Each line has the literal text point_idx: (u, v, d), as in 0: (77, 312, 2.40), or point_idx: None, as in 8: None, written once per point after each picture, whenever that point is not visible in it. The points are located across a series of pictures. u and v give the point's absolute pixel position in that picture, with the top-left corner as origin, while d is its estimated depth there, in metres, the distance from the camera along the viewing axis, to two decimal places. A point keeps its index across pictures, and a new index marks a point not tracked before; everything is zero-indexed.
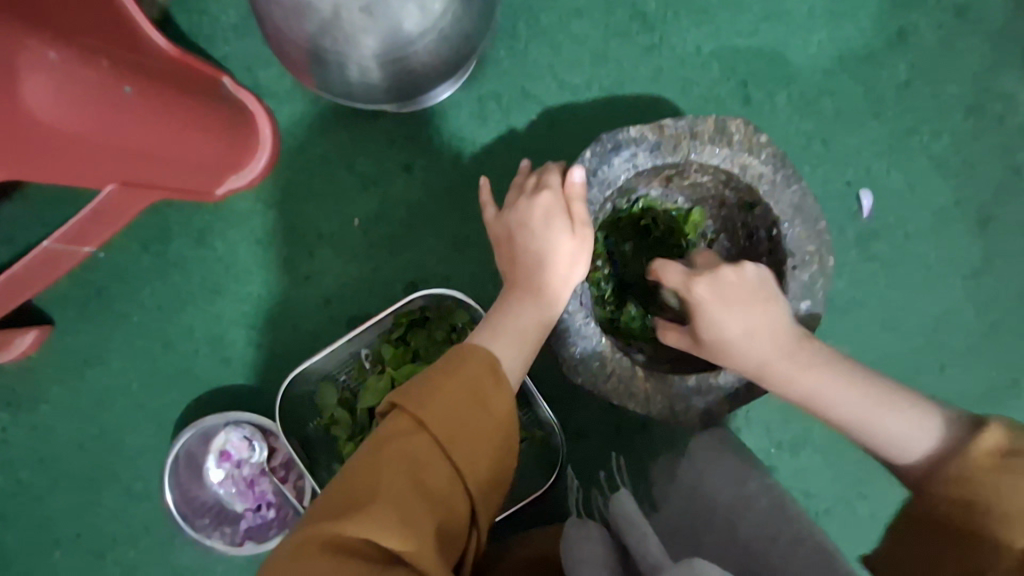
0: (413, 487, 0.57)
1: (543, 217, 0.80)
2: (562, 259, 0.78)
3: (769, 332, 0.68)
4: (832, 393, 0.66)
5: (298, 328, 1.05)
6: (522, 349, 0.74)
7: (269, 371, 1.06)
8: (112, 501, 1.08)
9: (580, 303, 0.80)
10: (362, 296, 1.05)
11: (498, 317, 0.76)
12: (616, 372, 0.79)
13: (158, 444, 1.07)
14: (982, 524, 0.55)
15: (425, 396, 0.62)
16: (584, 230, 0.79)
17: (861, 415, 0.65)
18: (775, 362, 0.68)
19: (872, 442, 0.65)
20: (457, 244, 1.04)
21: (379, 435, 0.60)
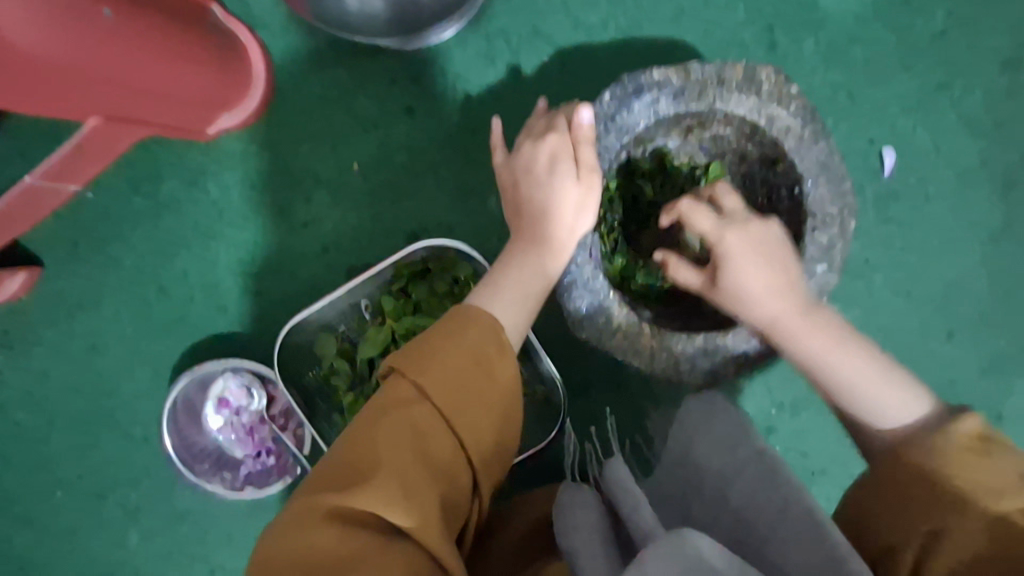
0: (415, 459, 0.55)
1: (549, 162, 0.75)
2: (566, 208, 0.74)
3: (766, 277, 0.66)
4: (836, 358, 0.64)
5: (296, 275, 1.02)
6: (525, 312, 0.71)
7: (266, 318, 1.03)
8: (111, 444, 1.08)
9: (588, 255, 0.77)
10: (360, 244, 1.01)
11: (498, 271, 0.73)
12: (622, 330, 0.76)
13: (155, 389, 1.06)
14: (945, 492, 0.52)
15: (426, 362, 0.60)
16: (591, 176, 0.75)
17: (854, 379, 0.62)
18: (786, 315, 0.66)
19: (855, 411, 0.62)
20: (461, 193, 1.00)
21: (381, 401, 0.58)
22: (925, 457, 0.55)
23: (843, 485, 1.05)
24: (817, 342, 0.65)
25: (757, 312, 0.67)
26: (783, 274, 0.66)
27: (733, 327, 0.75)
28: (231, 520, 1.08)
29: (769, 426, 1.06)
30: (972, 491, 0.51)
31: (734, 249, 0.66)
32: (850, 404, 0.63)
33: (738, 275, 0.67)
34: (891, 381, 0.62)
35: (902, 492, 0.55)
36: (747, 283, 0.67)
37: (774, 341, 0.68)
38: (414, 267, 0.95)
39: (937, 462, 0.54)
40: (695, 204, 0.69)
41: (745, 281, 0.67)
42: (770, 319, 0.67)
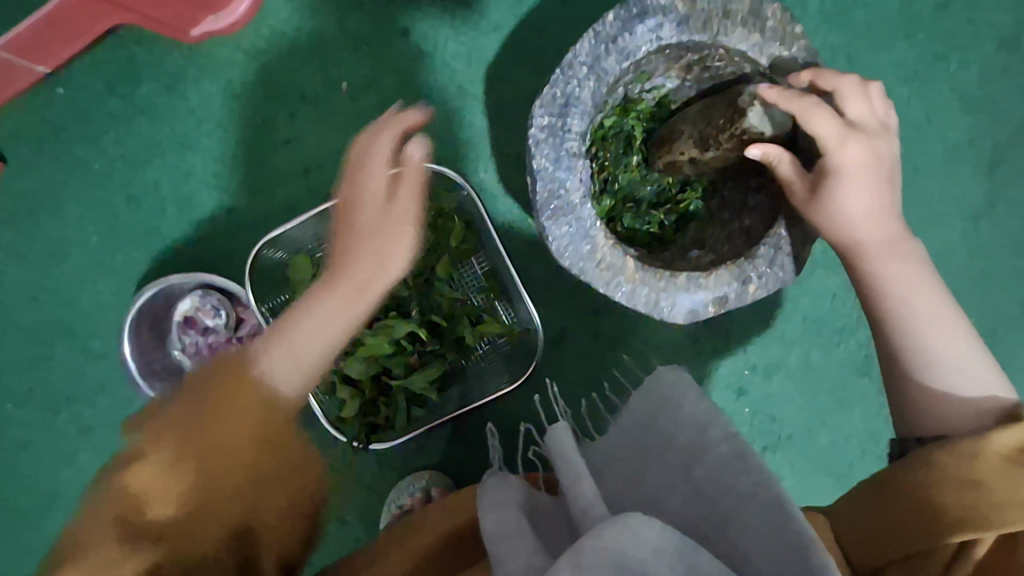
0: (141, 531, 0.48)
1: (376, 177, 0.64)
2: (381, 243, 0.62)
3: (863, 193, 0.70)
4: (922, 300, 0.68)
5: (274, 195, 0.99)
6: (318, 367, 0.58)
7: (239, 237, 1.00)
8: (66, 357, 1.04)
9: (579, 182, 0.74)
10: (343, 167, 0.98)
11: (300, 307, 0.59)
12: (605, 261, 0.75)
13: (117, 302, 1.02)
14: (971, 509, 0.50)
15: (193, 416, 0.50)
16: (409, 208, 0.64)
17: (928, 327, 0.66)
18: (886, 240, 0.71)
19: (916, 359, 0.66)
20: (451, 122, 0.97)
21: (122, 471, 0.49)
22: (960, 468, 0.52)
23: (807, 452, 1.06)
24: (906, 277, 0.69)
25: (863, 228, 0.71)
26: (881, 208, 0.71)
27: (717, 269, 0.77)
28: None
29: (742, 387, 1.06)
30: (1003, 508, 0.49)
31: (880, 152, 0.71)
32: (920, 351, 0.66)
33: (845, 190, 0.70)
34: (967, 343, 0.66)
35: (910, 503, 0.53)
36: (860, 196, 0.70)
37: (857, 263, 0.72)
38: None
39: (966, 473, 0.52)
40: (851, 85, 0.72)
41: (852, 193, 0.70)
42: (863, 243, 0.71)
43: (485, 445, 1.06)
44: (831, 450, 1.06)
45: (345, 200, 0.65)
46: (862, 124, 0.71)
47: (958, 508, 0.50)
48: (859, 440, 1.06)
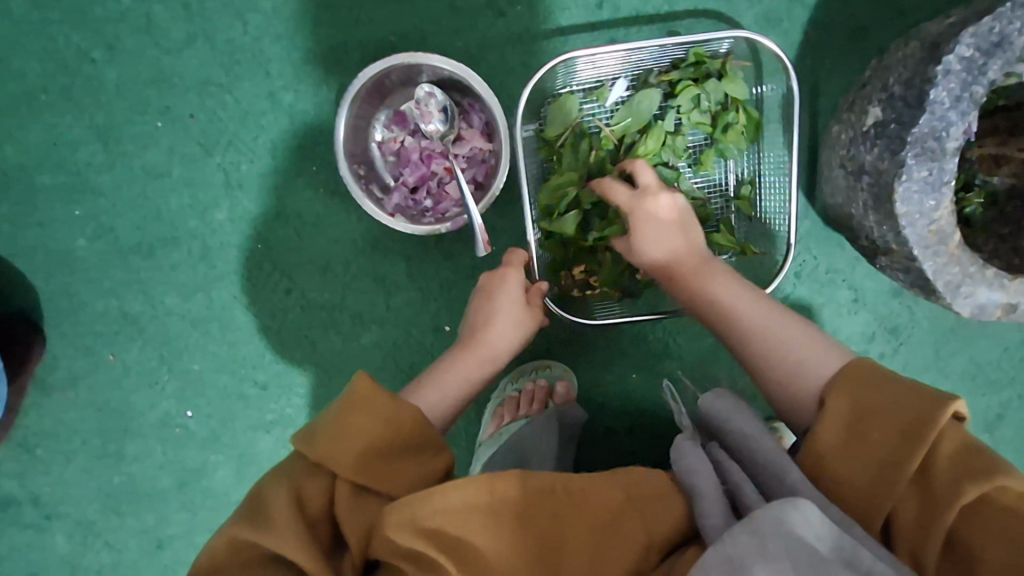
0: (349, 439, 0.59)
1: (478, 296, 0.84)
2: (480, 329, 0.81)
3: (663, 248, 0.76)
4: (753, 327, 0.69)
5: (552, 18, 0.88)
6: (453, 402, 0.76)
7: (496, 47, 0.89)
8: (246, 97, 0.90)
9: (963, 132, 0.67)
10: (636, 21, 0.89)
11: (434, 369, 0.79)
12: (939, 224, 0.70)
13: (330, 61, 0.89)
14: (877, 493, 0.53)
15: (335, 431, 0.60)
16: (502, 305, 0.82)
17: (764, 341, 0.67)
18: (720, 301, 0.72)
19: (771, 384, 0.66)
20: (764, 22, 0.89)
21: (338, 419, 0.60)
22: (832, 453, 0.56)
23: None
24: (731, 304, 0.71)
25: (722, 312, 0.71)
26: (760, 307, 0.70)
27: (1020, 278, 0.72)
28: (337, 247, 0.94)
29: None
30: (878, 476, 0.54)
31: (662, 207, 0.76)
32: (769, 386, 0.67)
33: (641, 232, 0.76)
34: (800, 334, 0.67)
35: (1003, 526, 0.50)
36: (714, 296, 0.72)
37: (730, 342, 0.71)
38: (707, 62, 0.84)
39: (858, 465, 0.55)
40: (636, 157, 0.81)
41: (713, 293, 0.72)
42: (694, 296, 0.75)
43: (627, 369, 1.03)
44: None
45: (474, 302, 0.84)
46: (683, 223, 0.77)
47: (958, 482, 0.50)
48: None
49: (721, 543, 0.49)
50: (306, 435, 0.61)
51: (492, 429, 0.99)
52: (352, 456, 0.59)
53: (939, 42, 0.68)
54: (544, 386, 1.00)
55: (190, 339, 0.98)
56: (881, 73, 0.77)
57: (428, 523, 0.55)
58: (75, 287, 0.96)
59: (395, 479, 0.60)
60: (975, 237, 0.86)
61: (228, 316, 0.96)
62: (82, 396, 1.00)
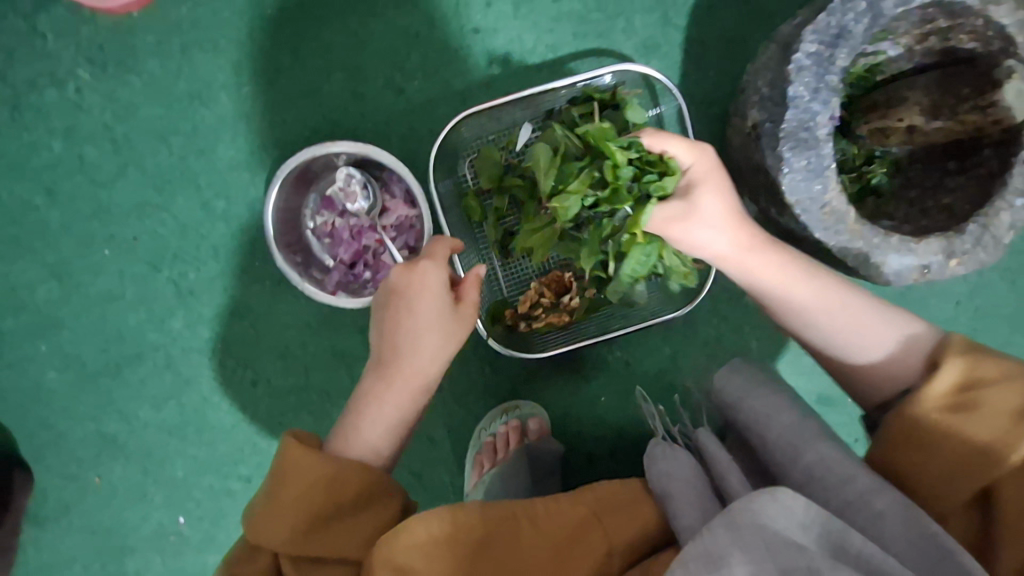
0: (293, 508, 0.61)
1: (383, 304, 0.75)
2: (395, 342, 0.73)
3: (733, 222, 0.72)
4: (822, 304, 0.70)
5: (449, 84, 0.95)
6: (390, 433, 0.71)
7: (405, 121, 0.96)
8: (183, 211, 0.96)
9: (828, 119, 0.72)
10: (525, 74, 0.96)
11: (357, 399, 0.72)
12: (832, 204, 0.74)
13: (254, 162, 0.95)
14: (970, 483, 0.57)
15: (277, 503, 0.61)
16: (414, 310, 0.73)
17: (840, 320, 0.69)
18: (784, 278, 0.71)
19: (842, 356, 0.70)
20: (644, 49, 0.96)
21: (278, 488, 0.62)
22: (933, 441, 0.58)
23: None
24: (812, 289, 0.71)
25: (782, 290, 0.71)
26: (814, 280, 0.71)
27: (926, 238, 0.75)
28: (292, 332, 0.98)
29: None
30: (977, 465, 0.57)
31: (716, 176, 0.72)
32: (837, 355, 0.71)
33: (701, 202, 0.72)
34: (866, 304, 0.70)
35: None
36: (775, 275, 0.71)
37: (787, 311, 0.73)
38: (598, 96, 0.88)
39: (956, 450, 0.57)
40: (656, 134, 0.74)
41: (760, 272, 0.71)
42: (770, 281, 0.71)
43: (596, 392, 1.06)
44: None
45: (381, 314, 0.75)
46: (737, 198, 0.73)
47: None
48: None
49: (698, 539, 0.49)
50: (249, 514, 0.63)
51: (475, 478, 1.00)
52: (291, 529, 0.60)
53: (788, 43, 0.74)
54: (517, 425, 1.01)
55: (169, 448, 1.01)
56: (752, 77, 0.82)
57: (393, 560, 0.56)
58: (52, 420, 1.00)
59: (350, 538, 0.61)
60: (886, 206, 0.92)
61: (201, 418, 1.00)
62: (75, 524, 1.02)
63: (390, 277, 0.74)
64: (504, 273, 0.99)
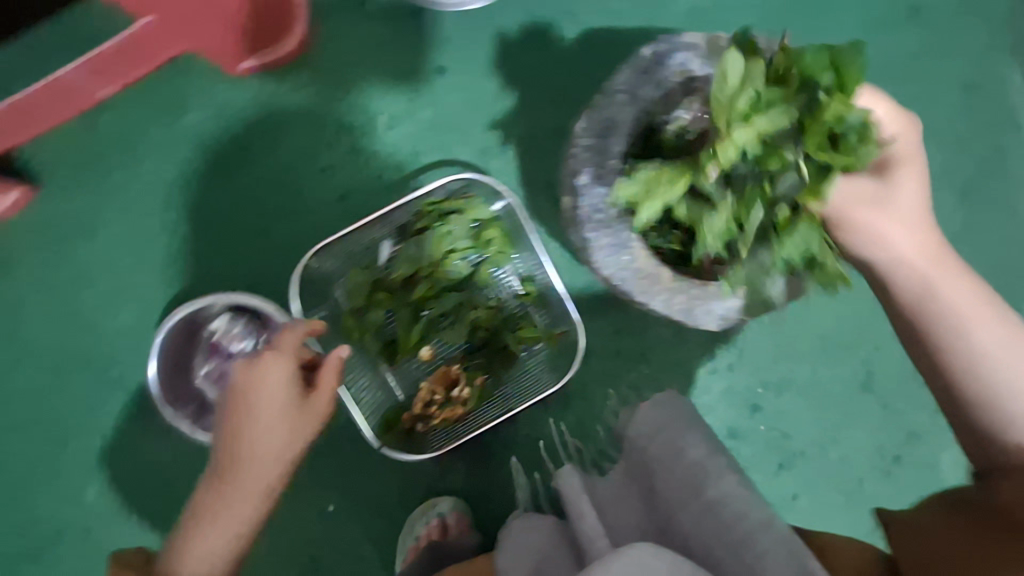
0: None
1: (229, 403, 0.76)
2: (238, 444, 0.74)
3: (917, 223, 0.62)
4: (987, 331, 0.61)
5: (308, 222, 1.03)
6: (232, 547, 0.73)
7: (274, 262, 1.03)
8: (82, 386, 1.05)
9: None
10: (376, 198, 1.03)
11: (201, 508, 0.74)
12: (644, 268, 0.81)
13: (141, 328, 1.04)
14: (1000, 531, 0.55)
15: None
16: (254, 409, 0.74)
17: (997, 345, 0.60)
18: (931, 273, 0.62)
19: (979, 387, 0.61)
20: (481, 154, 1.03)
21: None
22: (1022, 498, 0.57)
23: (816, 466, 1.15)
24: (975, 309, 0.62)
25: (934, 287, 0.62)
26: (986, 305, 0.62)
27: None
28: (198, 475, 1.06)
29: (754, 404, 1.13)
30: None
31: (913, 165, 0.61)
32: (964, 369, 0.61)
33: (896, 185, 0.61)
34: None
35: None
36: (937, 279, 0.62)
37: (916, 311, 0.63)
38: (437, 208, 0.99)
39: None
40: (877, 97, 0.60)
41: (889, 249, 0.63)
42: (909, 253, 0.63)
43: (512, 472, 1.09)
44: (839, 465, 1.15)
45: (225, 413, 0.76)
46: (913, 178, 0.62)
47: None
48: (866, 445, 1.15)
49: None
50: None
51: None
52: None
53: None
54: (436, 523, 1.05)
55: None
56: None
57: None
58: None
59: None
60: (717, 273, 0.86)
61: None
62: None
63: (235, 377, 0.75)
64: (395, 378, 1.04)
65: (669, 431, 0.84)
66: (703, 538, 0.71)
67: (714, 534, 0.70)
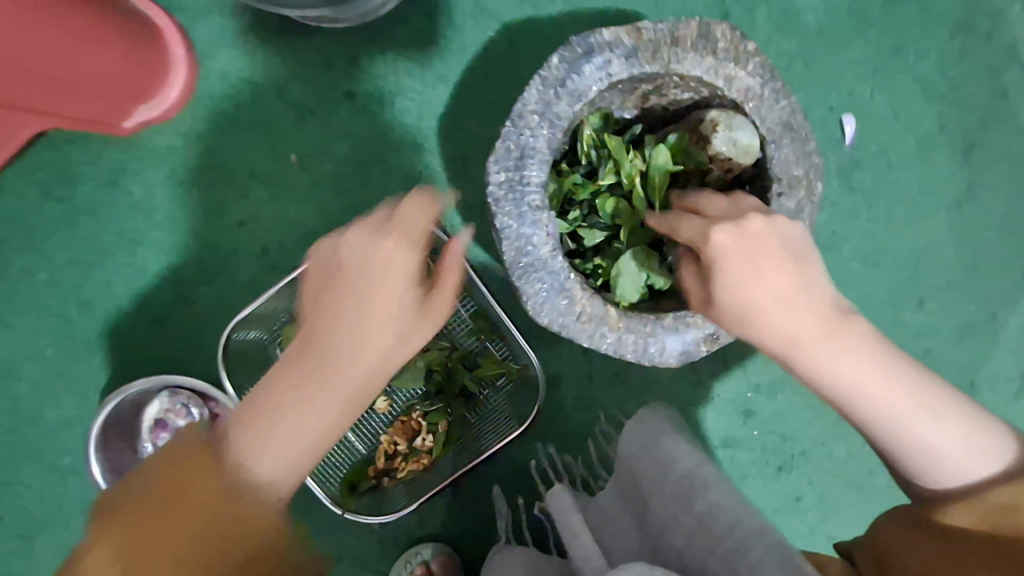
0: None
1: (336, 263, 0.57)
2: (329, 346, 0.55)
3: (808, 301, 0.57)
4: (902, 399, 0.57)
5: (235, 279, 0.94)
6: (300, 459, 0.55)
7: (206, 327, 0.94)
8: (35, 480, 0.98)
9: (548, 235, 0.71)
10: (306, 244, 0.93)
11: (248, 401, 0.55)
12: (588, 312, 0.71)
13: (82, 414, 0.96)
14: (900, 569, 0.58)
15: None
16: (366, 303, 0.56)
17: (916, 408, 0.57)
18: (856, 372, 0.57)
19: (909, 462, 0.59)
20: (411, 182, 0.93)
21: None
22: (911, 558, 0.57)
23: (821, 466, 1.05)
24: (903, 395, 0.57)
25: (847, 377, 0.57)
26: (910, 383, 0.57)
27: None
28: None
29: (747, 409, 1.04)
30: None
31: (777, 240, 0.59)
32: (892, 446, 0.59)
33: (752, 227, 0.59)
34: (961, 417, 0.58)
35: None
36: (859, 365, 0.57)
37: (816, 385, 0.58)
38: None
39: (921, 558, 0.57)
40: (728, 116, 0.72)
41: (778, 321, 0.57)
42: (795, 334, 0.57)
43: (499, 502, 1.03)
44: (847, 459, 1.05)
45: (314, 280, 0.58)
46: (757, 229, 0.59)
47: None
48: None
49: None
50: None
51: None
52: None
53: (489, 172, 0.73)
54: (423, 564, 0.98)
55: None
56: None
57: None
58: None
59: None
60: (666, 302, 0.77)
61: None
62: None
63: (340, 251, 0.57)
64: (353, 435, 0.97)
65: (660, 446, 0.74)
66: (697, 553, 0.63)
67: (709, 547, 0.62)
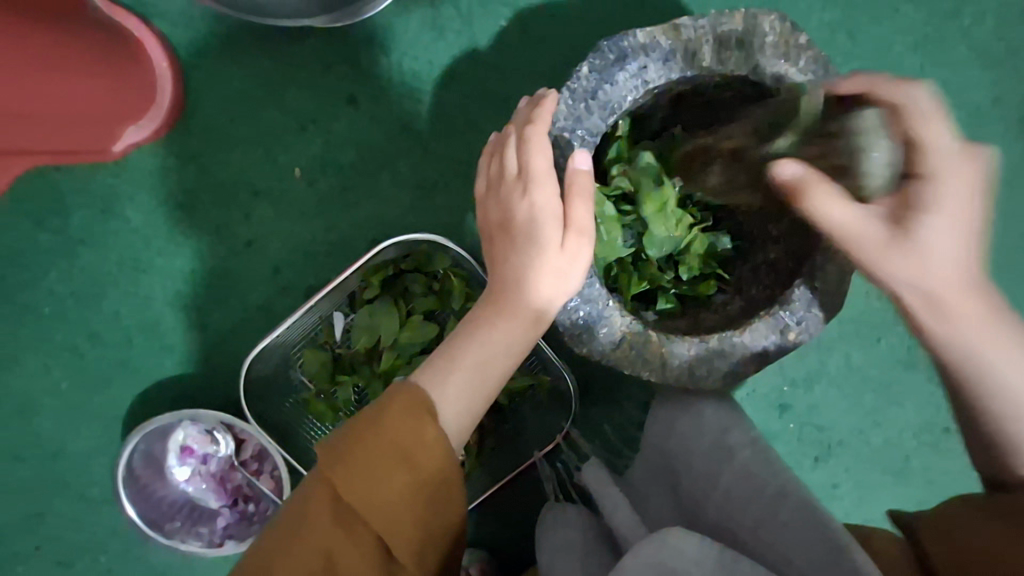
0: None
1: (524, 224, 0.62)
2: (513, 291, 0.63)
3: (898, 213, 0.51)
4: (967, 308, 0.52)
5: (245, 302, 0.89)
6: (484, 391, 0.62)
7: (221, 354, 0.90)
8: (66, 510, 0.95)
9: None
10: (317, 262, 0.88)
11: (454, 339, 0.64)
12: (626, 340, 0.66)
13: (104, 446, 0.93)
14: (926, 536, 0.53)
15: None
16: (572, 245, 0.62)
17: (983, 339, 0.52)
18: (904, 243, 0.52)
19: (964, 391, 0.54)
20: (423, 190, 0.86)
21: None
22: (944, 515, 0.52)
23: (859, 454, 1.03)
24: (970, 295, 0.53)
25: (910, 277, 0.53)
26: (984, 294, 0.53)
27: (750, 322, 0.65)
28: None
29: (782, 403, 1.01)
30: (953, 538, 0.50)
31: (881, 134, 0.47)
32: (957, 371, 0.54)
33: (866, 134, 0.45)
34: (1011, 343, 0.52)
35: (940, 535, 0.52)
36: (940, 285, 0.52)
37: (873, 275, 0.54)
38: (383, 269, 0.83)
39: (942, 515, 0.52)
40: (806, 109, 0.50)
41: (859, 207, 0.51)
42: (871, 242, 0.52)
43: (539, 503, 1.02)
44: (883, 447, 1.02)
45: (500, 245, 0.64)
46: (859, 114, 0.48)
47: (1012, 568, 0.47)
48: (915, 421, 1.02)
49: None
50: None
51: None
52: None
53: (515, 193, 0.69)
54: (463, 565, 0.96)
55: None
56: None
57: None
58: None
59: None
60: (709, 317, 0.71)
61: None
62: None
63: (490, 212, 0.65)
64: None
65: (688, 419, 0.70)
66: (724, 522, 0.59)
67: (739, 518, 0.57)
